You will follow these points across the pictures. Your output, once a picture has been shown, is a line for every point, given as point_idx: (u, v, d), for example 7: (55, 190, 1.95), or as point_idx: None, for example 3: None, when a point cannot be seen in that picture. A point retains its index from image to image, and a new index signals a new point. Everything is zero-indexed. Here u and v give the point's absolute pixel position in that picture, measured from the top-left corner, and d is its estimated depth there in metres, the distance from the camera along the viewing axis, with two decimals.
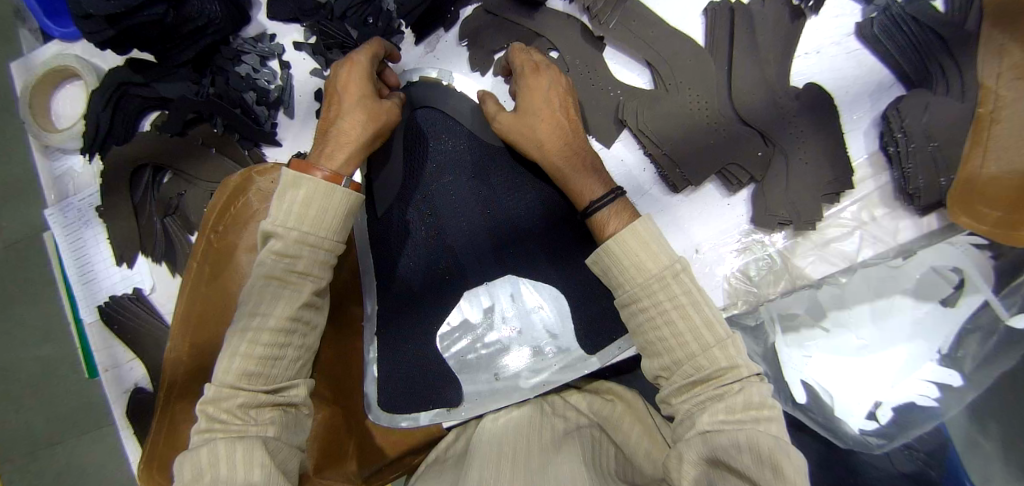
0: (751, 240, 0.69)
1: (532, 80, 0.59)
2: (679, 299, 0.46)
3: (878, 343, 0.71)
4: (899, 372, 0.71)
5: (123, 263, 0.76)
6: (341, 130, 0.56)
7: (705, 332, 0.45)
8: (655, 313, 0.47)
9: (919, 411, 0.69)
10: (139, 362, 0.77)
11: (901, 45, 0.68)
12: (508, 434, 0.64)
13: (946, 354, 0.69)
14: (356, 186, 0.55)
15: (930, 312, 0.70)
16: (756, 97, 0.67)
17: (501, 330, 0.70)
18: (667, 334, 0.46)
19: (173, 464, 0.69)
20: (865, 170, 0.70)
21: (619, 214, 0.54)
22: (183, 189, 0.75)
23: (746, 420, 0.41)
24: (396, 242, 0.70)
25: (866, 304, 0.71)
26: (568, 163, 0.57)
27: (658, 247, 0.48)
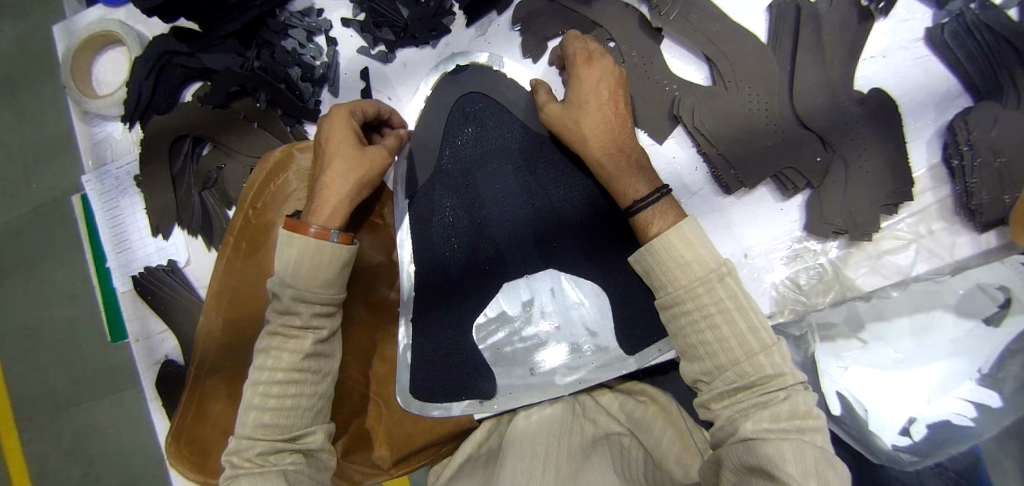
0: (802, 247, 0.67)
1: (586, 69, 0.56)
2: (725, 305, 0.44)
3: (915, 358, 0.70)
4: (937, 389, 0.70)
5: (159, 234, 0.76)
6: (326, 185, 0.53)
7: (750, 338, 0.43)
8: (692, 323, 0.45)
9: (955, 429, 0.68)
10: (171, 334, 0.76)
11: (973, 53, 0.65)
12: (536, 436, 0.63)
13: (986, 374, 0.68)
14: (346, 237, 0.51)
15: (972, 330, 0.68)
16: (818, 100, 0.64)
17: (540, 324, 0.68)
18: (712, 340, 0.44)
19: (205, 438, 0.69)
20: (925, 182, 0.67)
21: (662, 215, 0.51)
22: (223, 163, 0.74)
23: (790, 429, 0.39)
24: (437, 228, 0.68)
25: (906, 318, 0.70)
26: (611, 165, 0.54)
27: (704, 248, 0.46)
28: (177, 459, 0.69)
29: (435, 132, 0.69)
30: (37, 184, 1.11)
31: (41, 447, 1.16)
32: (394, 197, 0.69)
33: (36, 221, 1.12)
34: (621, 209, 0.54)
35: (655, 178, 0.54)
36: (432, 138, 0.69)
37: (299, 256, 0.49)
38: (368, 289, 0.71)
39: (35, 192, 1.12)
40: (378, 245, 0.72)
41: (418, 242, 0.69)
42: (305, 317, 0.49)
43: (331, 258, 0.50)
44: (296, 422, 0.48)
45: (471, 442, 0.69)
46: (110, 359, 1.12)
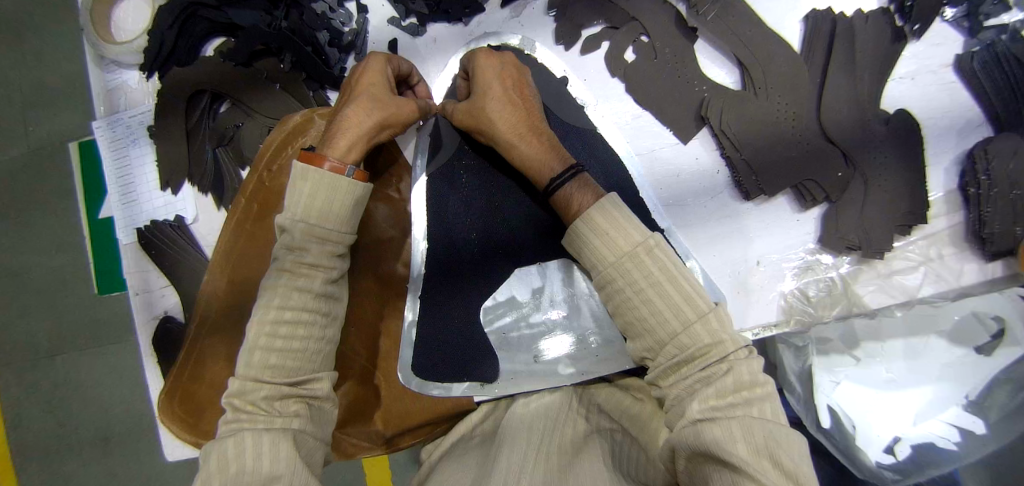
0: (815, 261, 0.67)
1: (483, 65, 0.57)
2: (654, 275, 0.43)
3: (906, 379, 0.72)
4: (924, 412, 0.72)
5: (168, 189, 0.75)
6: (347, 121, 0.53)
7: (686, 307, 0.42)
8: (625, 302, 0.45)
9: (937, 450, 0.72)
10: (173, 290, 0.75)
11: (999, 84, 0.65)
12: (536, 417, 0.63)
13: (973, 401, 0.71)
14: (361, 175, 0.51)
15: (963, 357, 0.71)
16: (845, 116, 0.65)
17: (549, 312, 0.69)
18: (647, 314, 0.44)
19: (201, 397, 0.69)
20: (940, 207, 0.67)
21: (580, 194, 0.51)
22: (241, 121, 0.73)
23: (737, 403, 0.38)
24: (453, 206, 0.68)
25: (900, 340, 0.72)
26: (526, 153, 0.54)
27: (629, 223, 0.46)
28: (167, 414, 0.69)
29: None
30: (40, 128, 1.09)
31: (21, 393, 1.14)
32: (413, 173, 0.69)
33: (33, 165, 1.09)
34: (540, 190, 0.53)
35: (565, 158, 0.54)
36: None
37: (316, 187, 0.48)
38: (377, 263, 0.70)
39: (35, 136, 1.09)
40: (392, 218, 0.71)
41: (434, 219, 0.68)
42: (316, 253, 0.48)
43: (345, 197, 0.49)
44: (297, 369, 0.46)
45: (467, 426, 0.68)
46: (100, 313, 1.10)
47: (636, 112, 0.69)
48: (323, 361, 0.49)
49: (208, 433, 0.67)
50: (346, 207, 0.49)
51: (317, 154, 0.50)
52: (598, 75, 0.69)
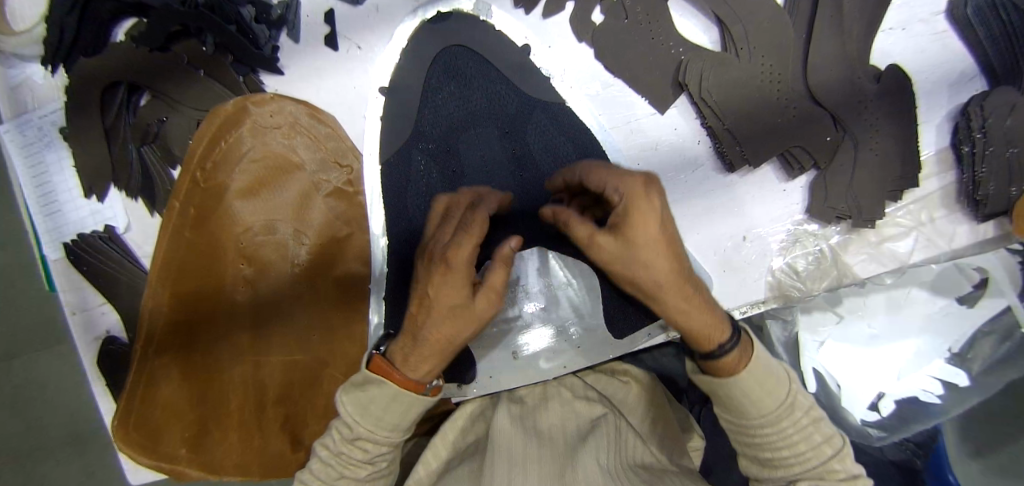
0: (802, 231, 0.63)
1: (642, 205, 0.35)
2: (802, 423, 0.38)
3: (889, 333, 0.66)
4: (908, 365, 0.65)
5: (93, 196, 0.67)
6: (404, 363, 0.46)
7: (828, 447, 0.38)
8: (767, 430, 0.38)
9: (921, 407, 0.64)
10: (113, 308, 0.68)
11: (993, 32, 0.60)
12: (531, 414, 0.56)
13: (957, 353, 0.64)
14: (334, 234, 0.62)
15: (949, 305, 0.64)
16: (833, 75, 0.59)
17: (525, 305, 0.64)
18: (799, 448, 0.38)
19: (171, 434, 0.64)
20: (931, 167, 0.64)
21: (745, 359, 0.39)
22: (165, 115, 0.64)
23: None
24: (412, 197, 0.61)
25: (882, 292, 0.65)
26: (704, 322, 0.38)
27: (777, 376, 0.39)
28: (126, 446, 0.63)
29: (411, 95, 0.61)
30: None
31: None
32: (376, 72, 0.62)
33: None
34: (701, 353, 0.39)
35: (717, 306, 0.40)
36: (408, 101, 0.61)
37: (384, 402, 0.45)
38: (332, 265, 0.63)
39: None
40: (343, 214, 0.63)
41: (392, 213, 0.62)
42: None
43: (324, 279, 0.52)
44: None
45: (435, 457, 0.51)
46: None
47: (607, 80, 0.62)
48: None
49: (190, 462, 0.63)
50: (404, 412, 0.46)
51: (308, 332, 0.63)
52: (563, 40, 0.62)
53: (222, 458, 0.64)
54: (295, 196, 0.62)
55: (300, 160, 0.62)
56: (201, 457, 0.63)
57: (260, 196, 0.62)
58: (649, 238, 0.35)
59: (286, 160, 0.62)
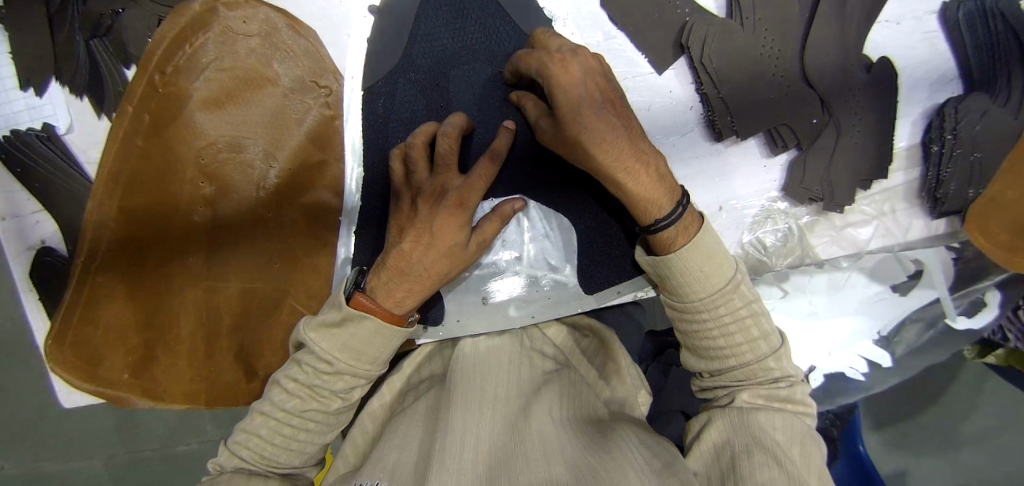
0: (774, 209, 0.65)
1: (563, 74, 0.42)
2: (738, 308, 0.45)
3: (827, 311, 0.74)
4: (840, 342, 0.76)
5: (32, 89, 0.59)
6: (388, 296, 0.52)
7: (763, 343, 0.45)
8: (709, 316, 0.45)
9: (845, 379, 0.76)
10: (50, 217, 0.61)
11: (979, 39, 0.62)
12: (491, 355, 0.57)
13: (884, 336, 0.75)
14: (305, 160, 0.58)
15: (883, 293, 0.73)
16: (830, 58, 0.60)
17: (500, 253, 0.63)
18: (738, 340, 0.45)
19: (112, 356, 0.60)
20: (900, 161, 0.66)
21: (684, 232, 0.46)
22: (121, 6, 0.57)
23: (782, 408, 0.44)
24: (394, 132, 0.58)
25: (827, 276, 0.72)
26: (649, 196, 0.45)
27: (720, 260, 0.45)
28: (63, 364, 0.60)
29: (403, 18, 0.57)
30: None
31: None
32: None
33: None
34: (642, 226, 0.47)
35: (674, 182, 0.47)
36: (399, 27, 0.57)
37: (366, 335, 0.50)
38: (301, 191, 0.59)
39: None
40: (317, 140, 0.58)
41: (372, 145, 0.58)
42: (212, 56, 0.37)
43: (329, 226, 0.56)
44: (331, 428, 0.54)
45: (388, 395, 0.58)
46: None
47: (609, 32, 0.60)
48: (335, 427, 0.55)
49: (133, 386, 0.61)
50: (384, 345, 0.51)
51: (271, 261, 0.60)
52: None
53: (167, 386, 0.61)
54: (266, 113, 0.57)
55: (274, 74, 0.57)
56: (145, 383, 0.61)
57: (227, 109, 0.57)
58: (574, 106, 0.42)
59: (256, 73, 0.57)
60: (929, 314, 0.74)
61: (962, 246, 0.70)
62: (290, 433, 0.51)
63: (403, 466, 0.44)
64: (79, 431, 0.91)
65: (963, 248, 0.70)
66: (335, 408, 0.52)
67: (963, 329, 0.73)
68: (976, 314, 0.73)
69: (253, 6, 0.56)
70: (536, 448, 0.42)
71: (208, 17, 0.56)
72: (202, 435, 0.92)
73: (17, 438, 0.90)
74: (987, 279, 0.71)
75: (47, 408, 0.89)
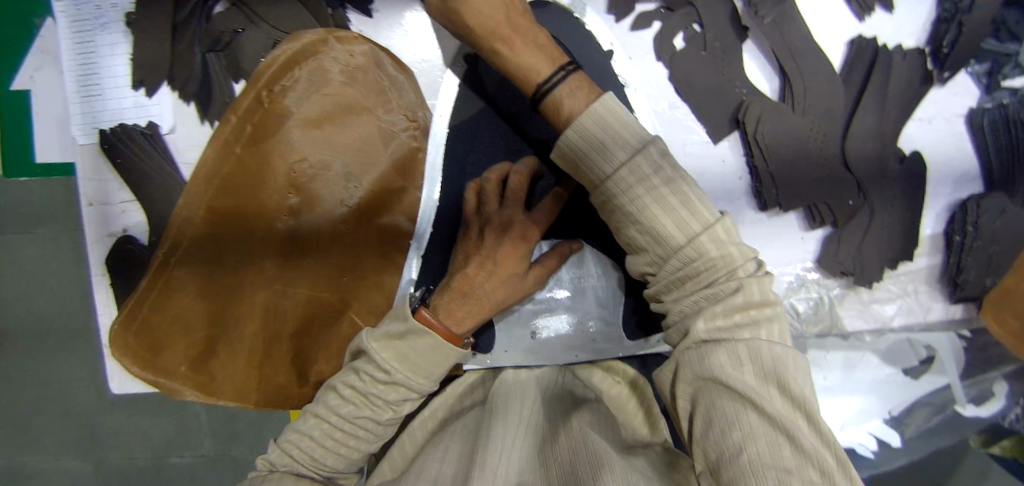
0: (808, 278, 0.70)
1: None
2: (648, 188, 0.42)
3: (839, 387, 0.76)
4: (851, 419, 0.77)
5: (143, 89, 0.65)
6: (449, 316, 0.53)
7: (693, 230, 0.41)
8: (638, 209, 0.42)
9: (857, 455, 0.78)
10: (138, 208, 0.65)
11: (1001, 145, 0.69)
12: (525, 388, 0.59)
13: (892, 416, 0.77)
14: (386, 185, 0.63)
15: (894, 376, 0.76)
16: (867, 147, 0.67)
17: (554, 291, 0.67)
18: (664, 232, 0.41)
19: (172, 348, 0.63)
20: (925, 246, 0.72)
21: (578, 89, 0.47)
22: (242, 27, 0.63)
23: (743, 325, 0.38)
24: (472, 168, 0.63)
25: (841, 352, 0.76)
26: (580, 113, 0.45)
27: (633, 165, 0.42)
28: (126, 350, 0.63)
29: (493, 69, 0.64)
30: None
31: None
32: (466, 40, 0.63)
33: None
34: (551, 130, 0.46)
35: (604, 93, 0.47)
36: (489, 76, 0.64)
37: (424, 350, 0.51)
38: (378, 213, 0.64)
39: None
40: (400, 168, 0.63)
41: (450, 179, 0.64)
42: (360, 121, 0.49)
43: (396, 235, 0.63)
44: (378, 439, 0.55)
45: (432, 418, 0.61)
46: None
47: (674, 102, 0.66)
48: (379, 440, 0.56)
49: (188, 379, 0.63)
50: (439, 363, 0.52)
51: (340, 273, 0.64)
52: (643, 55, 0.66)
53: (221, 382, 0.64)
54: (358, 137, 0.62)
55: (369, 104, 0.63)
56: (200, 377, 0.63)
57: (323, 130, 0.62)
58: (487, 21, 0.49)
59: (355, 101, 0.62)
60: (940, 398, 0.77)
61: (973, 335, 0.75)
62: (342, 437, 0.53)
63: (443, 477, 0.45)
64: (97, 418, 0.91)
65: (972, 335, 0.75)
66: (385, 420, 0.53)
67: (970, 415, 0.77)
68: (986, 403, 0.77)
69: (362, 42, 0.62)
70: (567, 475, 0.42)
71: (316, 44, 0.61)
72: (197, 449, 0.92)
73: (39, 412, 0.91)
74: (994, 368, 0.76)
75: (69, 391, 0.90)
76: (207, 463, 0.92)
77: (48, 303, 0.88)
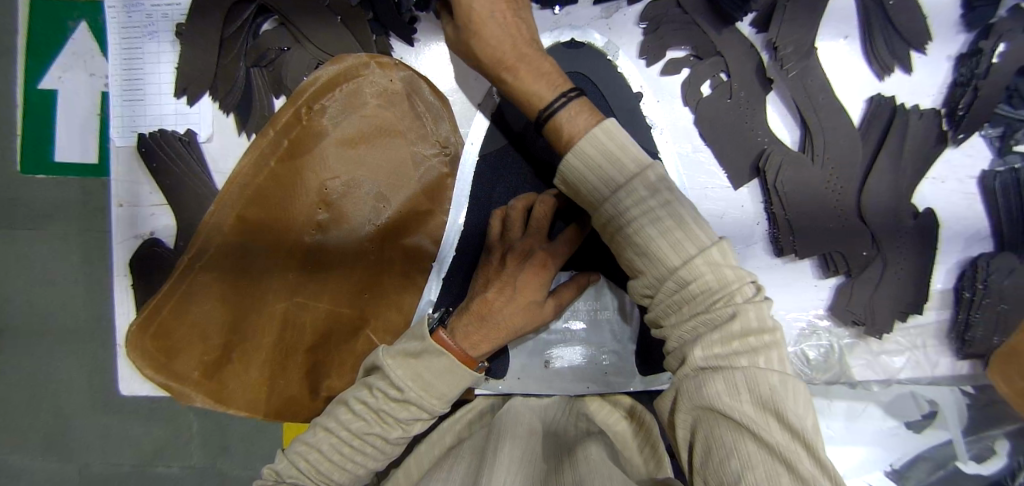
0: (819, 325, 0.71)
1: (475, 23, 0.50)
2: (648, 208, 0.42)
3: (843, 436, 0.77)
4: (853, 470, 0.78)
5: (184, 97, 0.66)
6: (466, 339, 0.52)
7: (687, 247, 0.40)
8: (634, 228, 0.42)
9: None
10: (168, 212, 0.66)
11: (1014, 207, 0.70)
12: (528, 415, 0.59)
13: (895, 469, 0.77)
14: (414, 207, 0.65)
15: (898, 428, 0.77)
16: (883, 200, 0.68)
17: (570, 322, 0.68)
18: (664, 259, 0.41)
19: (189, 354, 0.63)
20: (934, 300, 0.73)
21: (573, 110, 0.48)
22: (287, 45, 0.65)
23: (741, 352, 0.36)
24: (498, 196, 0.64)
25: (846, 402, 0.77)
26: (580, 138, 0.46)
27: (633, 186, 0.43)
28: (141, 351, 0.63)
29: None
30: None
31: None
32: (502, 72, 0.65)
33: None
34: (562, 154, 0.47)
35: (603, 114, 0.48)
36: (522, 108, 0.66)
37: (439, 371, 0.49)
38: (403, 233, 0.65)
39: None
40: (429, 191, 0.65)
41: (477, 206, 0.65)
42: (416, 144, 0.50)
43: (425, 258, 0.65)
44: (385, 458, 0.53)
45: (440, 444, 0.59)
46: None
47: (697, 146, 0.69)
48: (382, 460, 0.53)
49: (200, 385, 0.63)
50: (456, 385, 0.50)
51: (361, 290, 0.64)
52: (670, 99, 0.68)
53: (233, 390, 0.64)
54: (390, 159, 0.64)
55: (404, 128, 0.64)
56: (212, 383, 0.63)
57: (358, 149, 0.64)
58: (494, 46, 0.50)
59: (391, 124, 0.64)
60: (942, 453, 0.77)
61: (977, 391, 0.76)
62: (349, 453, 0.50)
63: None
64: (91, 418, 0.90)
65: (976, 392, 0.76)
66: (394, 438, 0.50)
67: (970, 472, 0.77)
68: (987, 460, 0.77)
69: (402, 68, 0.64)
70: None
71: (358, 67, 0.63)
72: (186, 459, 0.91)
73: (36, 406, 0.91)
74: (998, 425, 0.76)
75: (68, 388, 0.90)
76: (201, 472, 0.91)
77: (58, 298, 0.88)
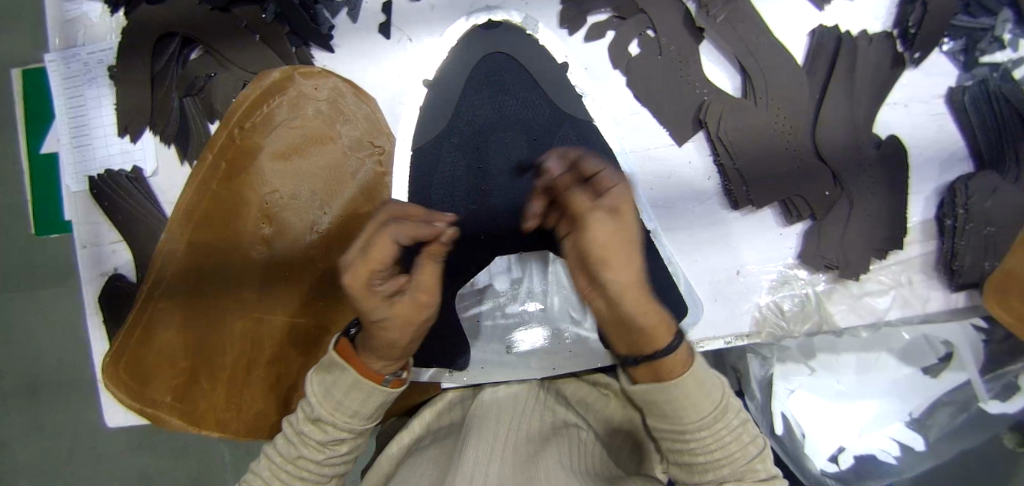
0: (791, 275, 0.68)
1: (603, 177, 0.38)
2: (738, 430, 0.35)
3: (856, 391, 0.72)
4: (869, 424, 0.72)
5: (127, 135, 0.69)
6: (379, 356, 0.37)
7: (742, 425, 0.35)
8: (699, 419, 0.34)
9: (877, 463, 0.71)
10: (126, 247, 0.69)
11: (986, 122, 0.65)
12: (505, 408, 0.54)
13: (915, 418, 0.71)
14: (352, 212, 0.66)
15: (912, 375, 0.71)
16: (838, 135, 0.65)
17: (526, 304, 0.70)
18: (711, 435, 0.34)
19: (158, 382, 0.61)
20: (916, 234, 0.68)
21: (687, 363, 0.35)
22: (214, 71, 0.67)
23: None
24: (435, 188, 0.64)
25: (854, 354, 0.72)
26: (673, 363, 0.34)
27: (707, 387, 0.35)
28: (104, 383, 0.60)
29: (451, 91, 0.65)
30: None
31: None
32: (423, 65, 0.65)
33: None
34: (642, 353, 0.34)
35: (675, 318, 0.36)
36: (448, 97, 0.65)
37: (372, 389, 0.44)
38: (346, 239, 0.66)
39: None
40: (365, 194, 0.66)
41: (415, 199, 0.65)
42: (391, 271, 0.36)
43: None
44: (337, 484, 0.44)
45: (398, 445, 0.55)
46: None
47: (634, 108, 0.67)
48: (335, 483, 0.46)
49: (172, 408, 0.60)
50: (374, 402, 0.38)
51: (314, 300, 0.66)
52: (599, 65, 0.67)
53: (204, 413, 0.62)
54: (325, 167, 0.66)
55: (336, 134, 0.66)
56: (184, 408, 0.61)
57: (293, 161, 0.65)
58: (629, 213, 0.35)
59: (321, 132, 0.65)
60: (962, 396, 0.70)
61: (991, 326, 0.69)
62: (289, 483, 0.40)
63: None
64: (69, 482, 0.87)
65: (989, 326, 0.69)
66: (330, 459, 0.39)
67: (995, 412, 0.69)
68: (1011, 398, 0.68)
69: (326, 75, 0.65)
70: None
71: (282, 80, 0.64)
72: None
73: None
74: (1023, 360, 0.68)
75: None
76: None
77: None
